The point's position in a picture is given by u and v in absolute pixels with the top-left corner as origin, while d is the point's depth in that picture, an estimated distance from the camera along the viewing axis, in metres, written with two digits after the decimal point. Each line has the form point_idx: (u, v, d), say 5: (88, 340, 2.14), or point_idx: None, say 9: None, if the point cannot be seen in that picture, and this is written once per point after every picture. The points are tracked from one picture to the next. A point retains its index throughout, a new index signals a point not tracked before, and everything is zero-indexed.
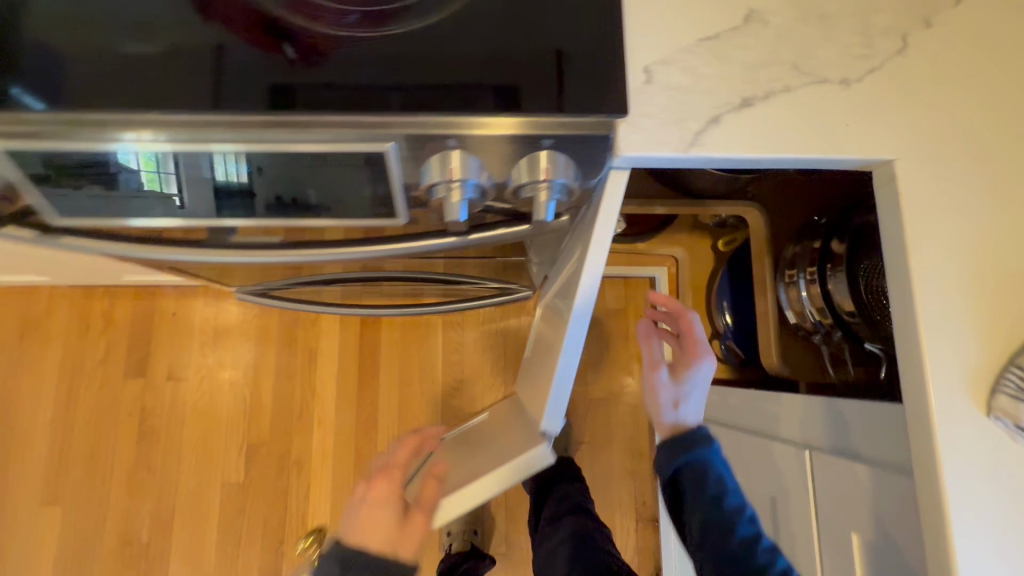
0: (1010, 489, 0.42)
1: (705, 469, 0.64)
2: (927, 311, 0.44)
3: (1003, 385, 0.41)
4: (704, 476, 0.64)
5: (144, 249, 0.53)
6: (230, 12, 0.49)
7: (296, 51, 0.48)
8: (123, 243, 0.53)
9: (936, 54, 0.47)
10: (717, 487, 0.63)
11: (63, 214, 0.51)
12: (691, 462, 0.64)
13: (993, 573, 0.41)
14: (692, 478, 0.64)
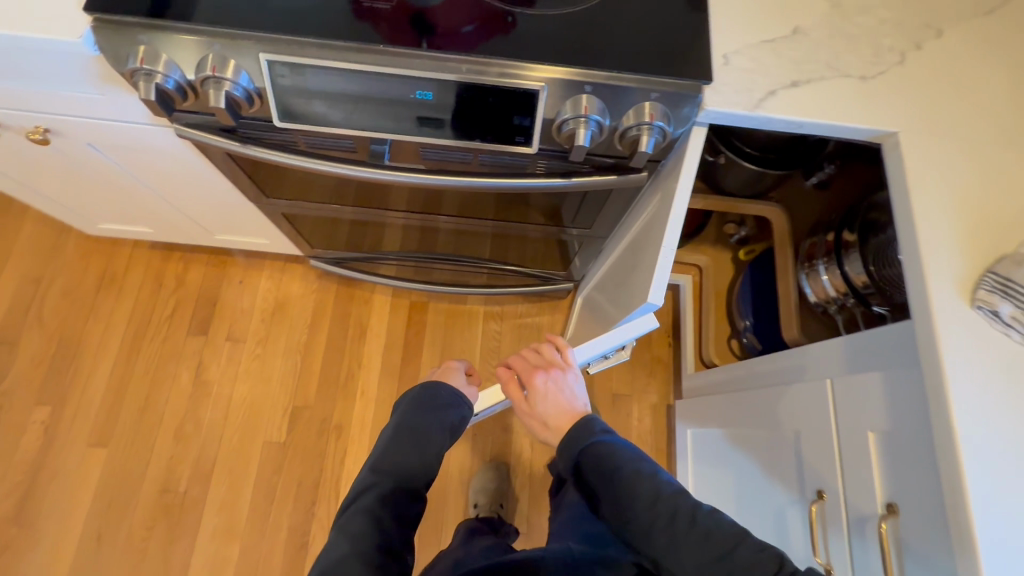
0: (994, 363, 0.55)
1: (596, 445, 0.73)
2: (926, 234, 0.60)
3: (983, 284, 0.56)
4: (601, 457, 0.72)
5: (339, 167, 0.73)
6: (376, 16, 0.64)
7: (429, 46, 0.62)
8: (324, 162, 0.74)
9: (925, 67, 0.67)
10: (608, 459, 0.71)
11: (284, 118, 0.69)
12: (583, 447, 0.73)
13: (986, 423, 0.53)
14: (591, 460, 0.72)
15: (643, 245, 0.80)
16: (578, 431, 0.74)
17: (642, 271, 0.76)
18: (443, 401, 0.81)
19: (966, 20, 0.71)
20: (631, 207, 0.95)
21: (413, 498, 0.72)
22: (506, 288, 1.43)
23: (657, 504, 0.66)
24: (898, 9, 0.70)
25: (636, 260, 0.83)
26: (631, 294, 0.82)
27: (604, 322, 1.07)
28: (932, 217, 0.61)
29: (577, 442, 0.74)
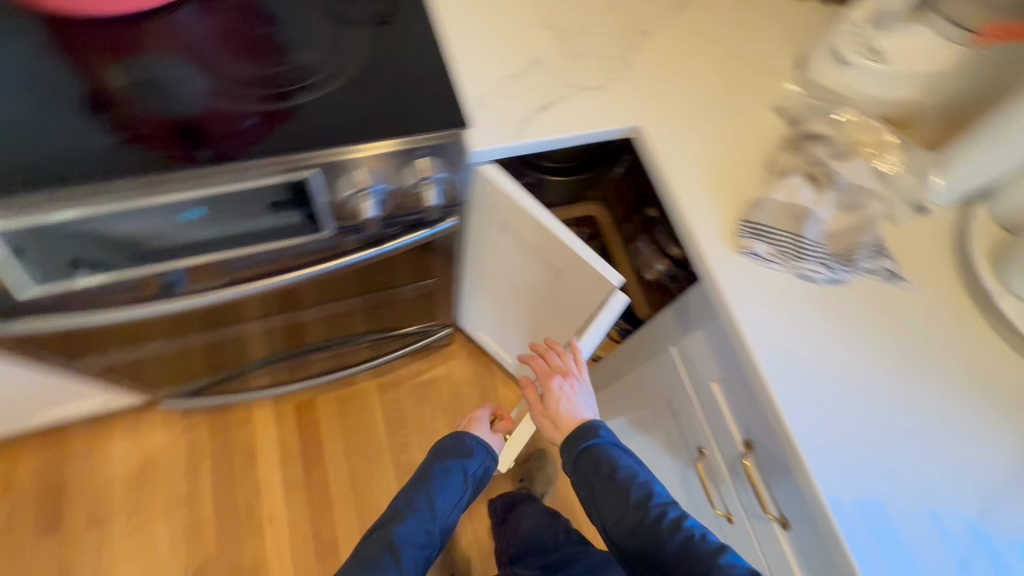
0: (769, 294, 0.64)
1: (598, 449, 0.73)
2: (686, 204, 0.69)
3: (740, 232, 0.66)
4: (599, 459, 0.72)
5: (129, 309, 0.69)
6: (149, 133, 0.61)
7: (212, 152, 0.60)
8: (111, 307, 0.68)
9: (645, 65, 0.78)
10: (611, 465, 0.71)
11: (79, 271, 0.63)
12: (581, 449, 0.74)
13: (777, 346, 0.62)
14: (588, 462, 0.72)
15: (545, 266, 0.86)
16: (580, 434, 0.74)
17: (574, 281, 0.82)
18: (467, 449, 0.92)
19: (666, 15, 0.82)
20: (483, 254, 1.00)
21: (428, 540, 0.86)
22: (393, 354, 1.40)
23: (652, 511, 0.68)
24: (610, 20, 0.80)
25: (547, 280, 0.89)
26: (572, 306, 0.88)
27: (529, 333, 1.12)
28: (688, 187, 0.70)
29: (584, 446, 0.73)
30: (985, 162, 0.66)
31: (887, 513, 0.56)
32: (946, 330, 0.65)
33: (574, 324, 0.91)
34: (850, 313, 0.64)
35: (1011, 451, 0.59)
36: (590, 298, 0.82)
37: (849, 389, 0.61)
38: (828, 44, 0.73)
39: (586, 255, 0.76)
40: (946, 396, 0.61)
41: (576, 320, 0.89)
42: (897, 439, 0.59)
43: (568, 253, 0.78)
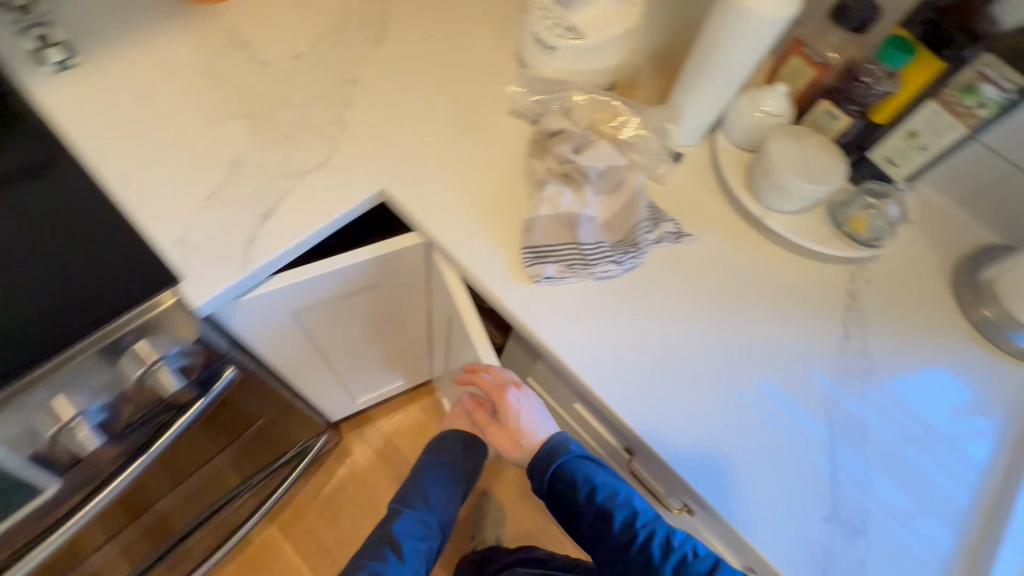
0: (577, 311, 0.61)
1: (566, 471, 0.59)
2: (463, 251, 0.63)
3: (526, 260, 0.62)
4: (574, 481, 0.59)
5: None
6: None
7: None
8: None
9: (364, 118, 0.69)
10: (585, 489, 0.59)
11: None
12: (552, 475, 0.60)
13: (603, 356, 0.60)
14: (563, 486, 0.59)
15: (365, 298, 0.77)
16: (540, 458, 0.61)
17: (396, 275, 0.74)
18: (454, 442, 0.75)
19: (369, 54, 0.74)
20: (303, 360, 0.86)
21: (428, 533, 0.76)
22: (282, 487, 1.22)
23: (637, 532, 0.57)
24: (308, 85, 0.70)
25: (377, 301, 0.80)
26: (408, 292, 0.81)
27: (394, 349, 1.02)
28: (459, 231, 0.64)
29: (550, 472, 0.60)
30: (703, 102, 0.69)
31: (770, 455, 0.58)
32: (742, 267, 0.67)
33: (419, 301, 0.84)
34: (655, 294, 0.64)
35: (830, 353, 0.64)
36: (418, 271, 0.75)
37: (685, 369, 0.60)
38: (531, 35, 0.70)
39: (392, 246, 0.67)
40: (765, 329, 0.64)
41: (420, 294, 0.82)
42: (742, 393, 0.60)
43: (375, 263, 0.69)
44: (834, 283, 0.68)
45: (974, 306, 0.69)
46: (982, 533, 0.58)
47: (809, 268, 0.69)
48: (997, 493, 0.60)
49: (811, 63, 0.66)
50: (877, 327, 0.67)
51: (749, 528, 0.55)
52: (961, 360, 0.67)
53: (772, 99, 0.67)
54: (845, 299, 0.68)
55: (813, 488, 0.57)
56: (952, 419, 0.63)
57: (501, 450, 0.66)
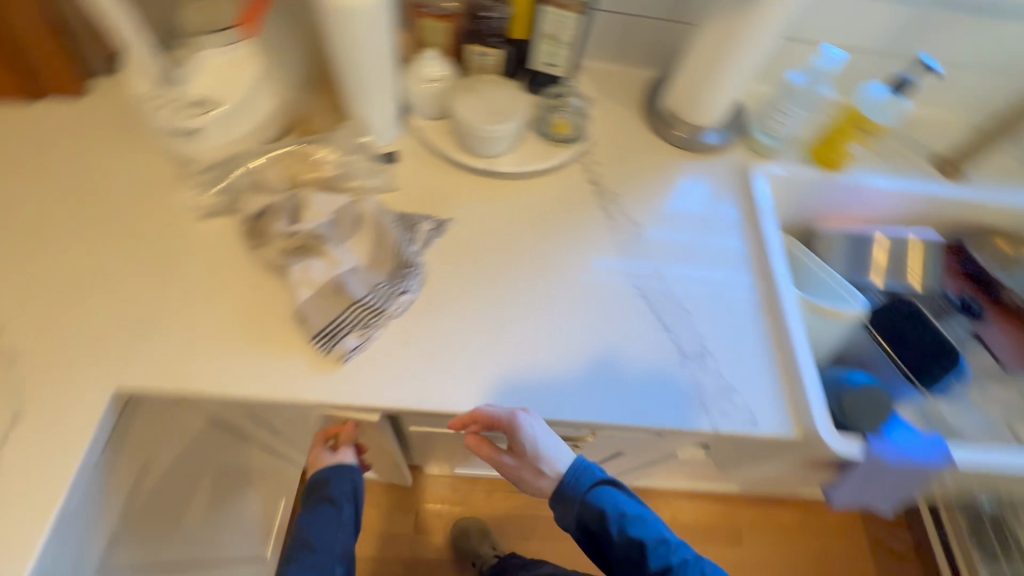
0: (401, 358, 0.59)
1: (592, 506, 0.61)
2: (254, 387, 0.55)
3: (321, 349, 0.57)
4: (604, 514, 0.61)
5: None
6: None
7: None
8: None
9: (31, 331, 0.54)
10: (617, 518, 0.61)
11: None
12: (580, 510, 0.62)
13: (448, 376, 0.59)
14: (591, 519, 0.61)
15: (150, 489, 0.60)
16: (567, 490, 0.61)
17: (148, 438, 0.58)
18: (322, 477, 0.71)
19: None
20: None
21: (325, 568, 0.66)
22: None
23: (667, 560, 0.62)
24: None
25: (172, 477, 0.64)
26: (192, 442, 0.64)
27: (249, 490, 0.85)
28: (235, 370, 0.56)
29: (583, 502, 0.61)
30: (376, 103, 0.67)
31: (613, 325, 0.66)
32: (505, 216, 0.71)
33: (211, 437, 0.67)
34: (454, 290, 0.64)
35: (603, 232, 0.73)
36: (171, 415, 0.59)
37: (515, 333, 0.63)
38: (162, 130, 0.60)
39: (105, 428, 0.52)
40: (551, 254, 0.70)
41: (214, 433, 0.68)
42: (566, 316, 0.65)
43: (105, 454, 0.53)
44: (576, 180, 0.76)
45: (670, 132, 0.83)
46: (767, 285, 0.71)
47: (552, 181, 0.75)
48: (753, 235, 0.76)
49: (440, 19, 0.69)
50: (620, 193, 0.77)
51: (637, 414, 0.61)
52: (684, 178, 0.81)
53: (429, 65, 0.69)
54: (591, 189, 0.76)
55: (656, 347, 0.65)
56: (705, 224, 0.77)
57: (527, 477, 0.64)
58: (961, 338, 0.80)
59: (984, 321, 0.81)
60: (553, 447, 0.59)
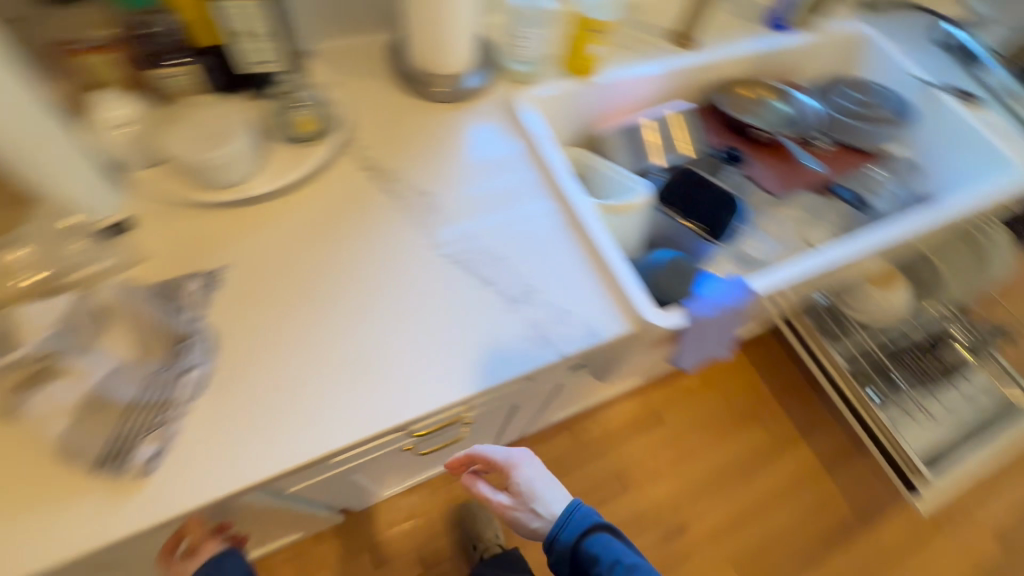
0: (219, 437, 0.53)
1: (587, 550, 0.78)
2: (46, 553, 0.47)
3: (112, 472, 0.49)
4: (596, 555, 0.77)
5: None
6: None
7: None
8: None
9: None
10: (606, 557, 0.78)
11: None
12: (578, 551, 0.78)
13: (281, 429, 0.55)
14: (584, 559, 0.78)
15: None
16: (563, 535, 0.79)
17: None
18: None
19: None
20: None
21: None
22: None
23: None
24: None
25: None
26: None
27: None
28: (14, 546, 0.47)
29: (578, 546, 0.78)
30: (64, 179, 0.55)
31: (436, 302, 0.65)
32: (283, 237, 0.65)
33: None
34: (254, 338, 0.58)
35: (395, 213, 0.70)
36: None
37: (338, 353, 0.60)
38: None
39: None
40: (348, 258, 0.66)
41: None
42: (386, 314, 0.63)
43: None
44: (347, 172, 0.72)
45: (430, 90, 0.82)
46: (561, 203, 0.74)
47: (323, 184, 0.70)
48: (537, 161, 0.78)
49: (95, 52, 0.61)
50: (399, 170, 0.74)
51: (486, 374, 0.61)
52: (456, 132, 0.81)
53: (110, 108, 0.61)
54: (366, 175, 0.72)
55: (483, 303, 0.65)
56: (490, 168, 0.77)
57: (514, 519, 0.82)
58: (736, 181, 0.91)
59: (747, 163, 0.92)
60: (542, 488, 0.82)
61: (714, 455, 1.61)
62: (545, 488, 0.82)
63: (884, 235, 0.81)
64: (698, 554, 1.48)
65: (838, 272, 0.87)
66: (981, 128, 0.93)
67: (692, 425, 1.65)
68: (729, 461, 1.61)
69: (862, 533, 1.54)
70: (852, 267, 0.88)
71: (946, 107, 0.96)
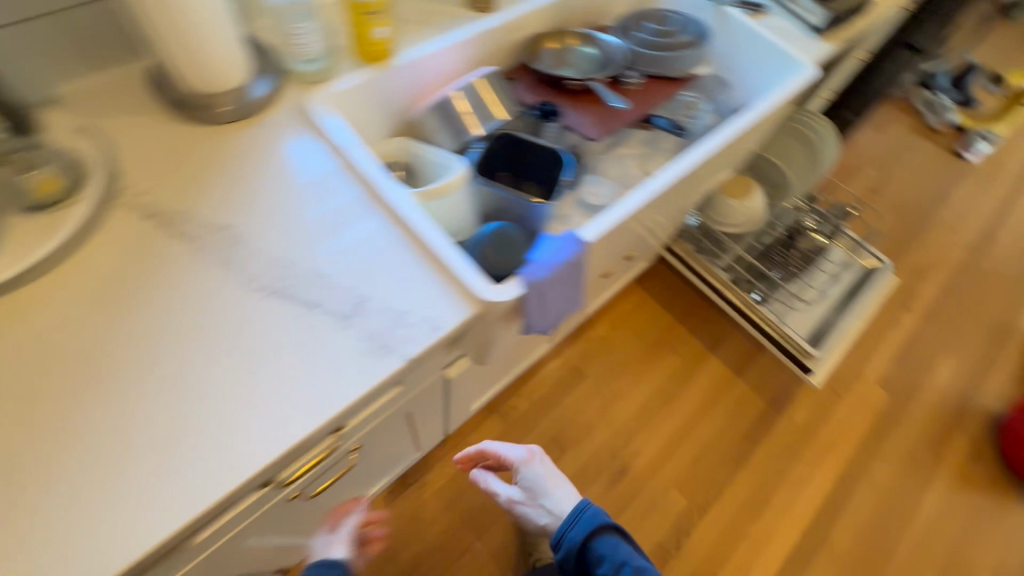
0: (27, 558, 0.47)
1: (594, 555, 0.90)
2: None
3: None
4: (605, 556, 0.88)
5: None
6: None
7: None
8: None
9: None
10: (613, 557, 0.88)
11: None
12: (584, 555, 0.90)
13: (101, 527, 0.49)
14: (591, 561, 0.90)
15: None
16: (572, 532, 0.91)
17: None
18: None
19: None
20: None
21: None
22: None
23: None
24: None
25: None
26: None
27: None
28: None
29: (586, 542, 0.90)
30: None
31: (260, 340, 0.59)
32: (64, 318, 0.59)
33: None
34: (50, 438, 0.53)
35: (195, 256, 0.64)
36: None
37: (154, 427, 0.54)
38: None
39: None
40: (148, 319, 0.59)
41: None
42: (204, 368, 0.57)
43: None
44: (128, 226, 0.65)
45: (214, 112, 0.74)
46: (394, 217, 0.69)
47: (100, 247, 0.63)
48: (349, 161, 0.73)
49: None
50: (191, 208, 0.67)
51: (328, 400, 0.57)
52: (263, 158, 0.73)
53: None
54: (151, 224, 0.65)
55: (314, 327, 0.61)
56: (311, 191, 0.71)
57: (519, 509, 0.98)
58: (557, 135, 0.89)
59: (565, 113, 0.89)
60: (551, 485, 0.98)
61: (637, 392, 1.69)
62: (554, 481, 0.98)
63: (698, 153, 0.85)
64: (646, 485, 1.55)
65: (671, 196, 0.92)
66: (766, 33, 1.00)
67: (612, 370, 1.71)
68: (652, 392, 1.70)
69: (777, 419, 1.69)
70: (683, 189, 0.93)
71: (735, 19, 1.02)
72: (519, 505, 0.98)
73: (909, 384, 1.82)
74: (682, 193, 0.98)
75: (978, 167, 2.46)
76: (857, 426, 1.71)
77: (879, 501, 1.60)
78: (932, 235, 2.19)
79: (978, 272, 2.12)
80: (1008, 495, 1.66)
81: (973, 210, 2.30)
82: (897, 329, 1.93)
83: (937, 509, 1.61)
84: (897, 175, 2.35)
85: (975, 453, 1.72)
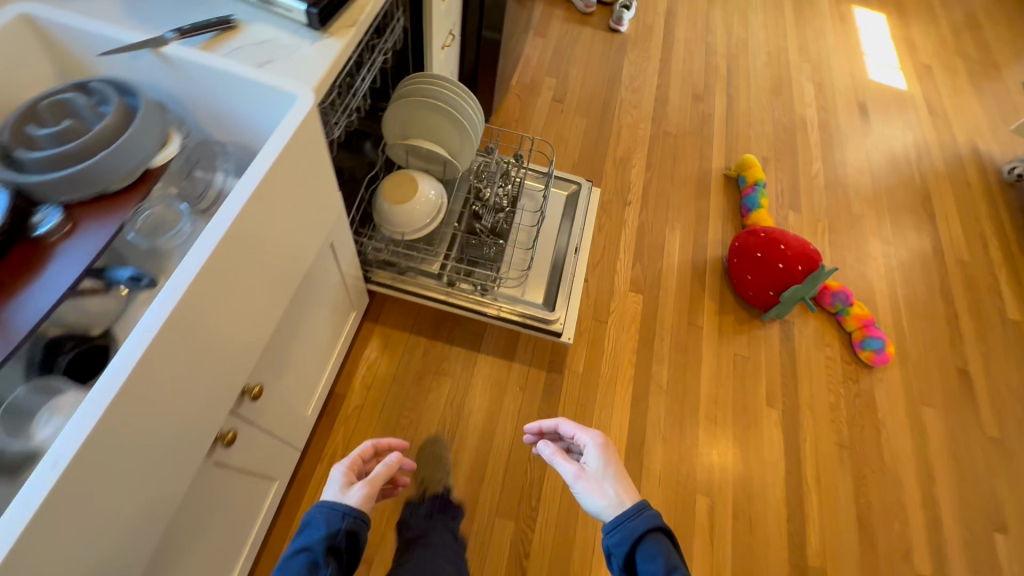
0: None
1: (645, 546, 0.85)
2: None
3: None
4: (656, 553, 0.84)
5: None
6: None
7: None
8: None
9: None
10: (665, 558, 0.83)
11: None
12: (636, 542, 0.85)
13: None
14: (643, 553, 0.84)
15: None
16: (628, 525, 0.85)
17: None
18: None
19: None
20: None
21: None
22: None
23: None
24: None
25: None
26: None
27: None
28: None
29: (644, 534, 0.85)
30: None
31: None
32: None
33: None
34: None
35: None
36: None
37: None
38: None
39: None
40: None
41: None
42: None
43: None
44: None
45: None
46: None
47: None
48: None
49: None
50: None
51: None
52: None
53: None
54: None
55: None
56: None
57: (580, 483, 0.93)
58: None
59: None
60: (618, 475, 0.94)
61: (422, 438, 1.52)
62: (614, 474, 0.94)
63: (163, 301, 0.63)
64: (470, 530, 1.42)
65: (180, 362, 0.67)
66: (233, 65, 0.74)
67: (385, 432, 1.51)
68: (435, 429, 1.53)
69: (561, 381, 1.65)
70: (200, 330, 0.69)
71: (183, 60, 0.74)
72: (579, 482, 0.94)
73: (651, 273, 1.92)
74: (224, 316, 0.75)
75: (633, 37, 2.58)
76: (628, 342, 1.76)
77: (668, 398, 1.69)
78: (621, 121, 2.27)
79: (668, 139, 2.27)
80: (755, 329, 1.86)
81: (643, 81, 2.42)
82: (626, 229, 1.99)
83: (713, 375, 1.75)
84: (572, 74, 2.36)
85: (722, 307, 1.88)
